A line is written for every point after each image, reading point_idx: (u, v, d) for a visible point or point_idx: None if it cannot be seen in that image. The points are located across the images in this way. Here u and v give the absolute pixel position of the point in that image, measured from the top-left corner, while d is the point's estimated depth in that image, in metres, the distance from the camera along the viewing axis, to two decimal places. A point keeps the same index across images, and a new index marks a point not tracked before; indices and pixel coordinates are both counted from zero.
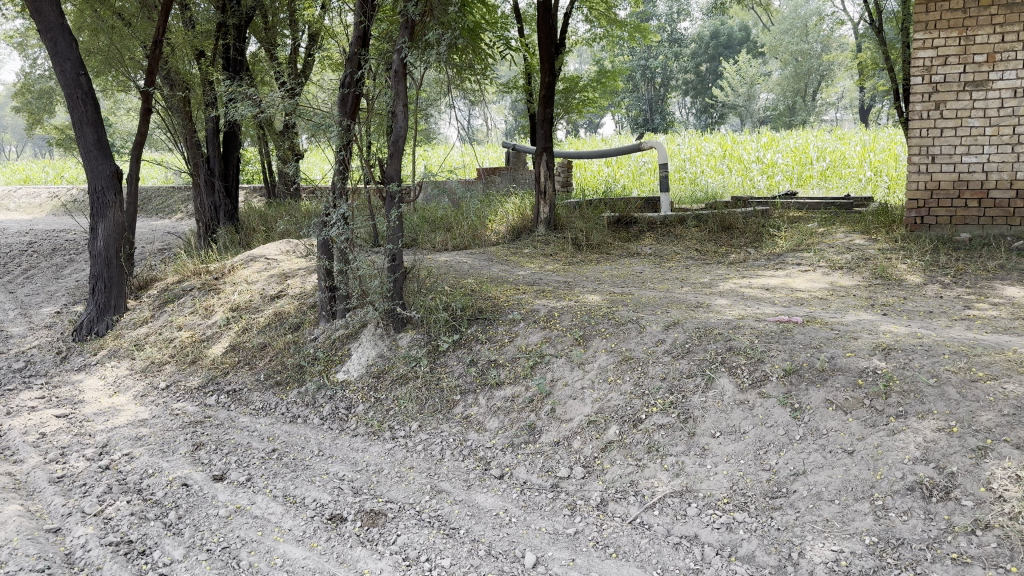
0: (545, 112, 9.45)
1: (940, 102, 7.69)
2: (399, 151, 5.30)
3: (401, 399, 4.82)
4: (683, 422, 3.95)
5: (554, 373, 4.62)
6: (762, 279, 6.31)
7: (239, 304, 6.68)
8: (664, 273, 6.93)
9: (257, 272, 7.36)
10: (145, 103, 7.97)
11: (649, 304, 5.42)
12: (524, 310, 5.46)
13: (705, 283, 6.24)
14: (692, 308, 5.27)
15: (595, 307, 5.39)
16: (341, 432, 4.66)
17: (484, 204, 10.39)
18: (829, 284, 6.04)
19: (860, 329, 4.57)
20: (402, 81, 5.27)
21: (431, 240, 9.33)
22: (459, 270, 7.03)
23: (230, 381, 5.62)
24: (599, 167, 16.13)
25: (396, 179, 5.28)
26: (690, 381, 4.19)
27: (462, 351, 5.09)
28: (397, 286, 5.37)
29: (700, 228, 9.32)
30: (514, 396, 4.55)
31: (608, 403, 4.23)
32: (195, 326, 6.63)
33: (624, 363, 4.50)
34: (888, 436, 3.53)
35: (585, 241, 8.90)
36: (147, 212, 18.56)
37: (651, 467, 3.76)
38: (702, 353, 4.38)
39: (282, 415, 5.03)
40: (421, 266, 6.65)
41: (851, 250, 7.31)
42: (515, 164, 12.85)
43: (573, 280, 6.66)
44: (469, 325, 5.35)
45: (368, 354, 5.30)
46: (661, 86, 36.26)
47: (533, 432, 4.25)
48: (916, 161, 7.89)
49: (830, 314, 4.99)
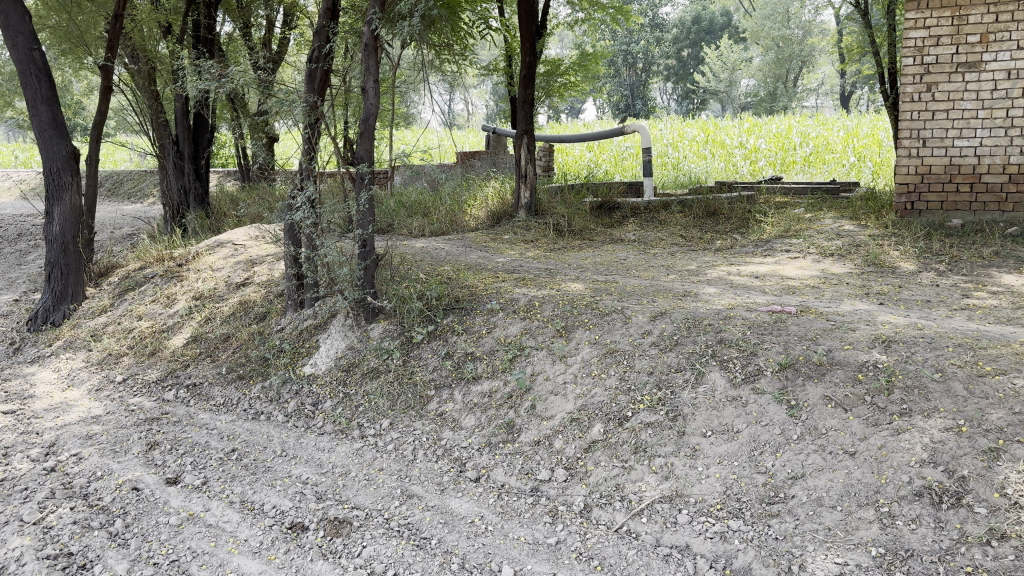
0: (525, 93, 9.12)
1: (931, 84, 7.45)
2: (370, 131, 4.93)
3: (371, 395, 4.53)
4: (672, 420, 3.68)
5: (534, 367, 4.34)
6: (751, 266, 6.06)
7: (202, 293, 6.34)
8: (650, 261, 6.65)
9: (223, 259, 7.00)
10: (105, 79, 7.53)
11: (635, 293, 5.15)
12: (503, 299, 5.17)
13: (692, 271, 5.98)
14: (680, 297, 5.00)
15: (578, 296, 5.11)
16: (307, 430, 4.36)
17: (463, 188, 10.07)
18: (820, 272, 5.80)
19: (857, 320, 4.32)
20: (373, 55, 4.89)
21: (408, 226, 9.00)
22: (436, 257, 6.70)
23: (190, 374, 5.29)
24: (581, 151, 15.82)
25: (367, 160, 4.93)
26: (679, 376, 3.93)
27: (437, 343, 4.80)
28: (369, 274, 5.04)
29: (684, 214, 9.07)
30: (491, 391, 4.27)
31: (592, 399, 3.95)
32: (156, 315, 6.27)
33: (609, 356, 4.22)
34: (892, 436, 3.29)
35: (567, 227, 8.61)
36: (119, 196, 18.05)
37: (639, 469, 3.49)
38: (692, 346, 4.11)
39: (243, 412, 4.72)
40: (394, 252, 6.33)
41: (841, 236, 7.08)
42: (495, 148, 12.52)
43: (555, 268, 6.37)
44: (445, 315, 5.05)
45: (337, 346, 4.99)
46: (642, 71, 35.97)
47: (512, 430, 3.97)
48: (907, 145, 7.66)
49: (824, 304, 4.74)
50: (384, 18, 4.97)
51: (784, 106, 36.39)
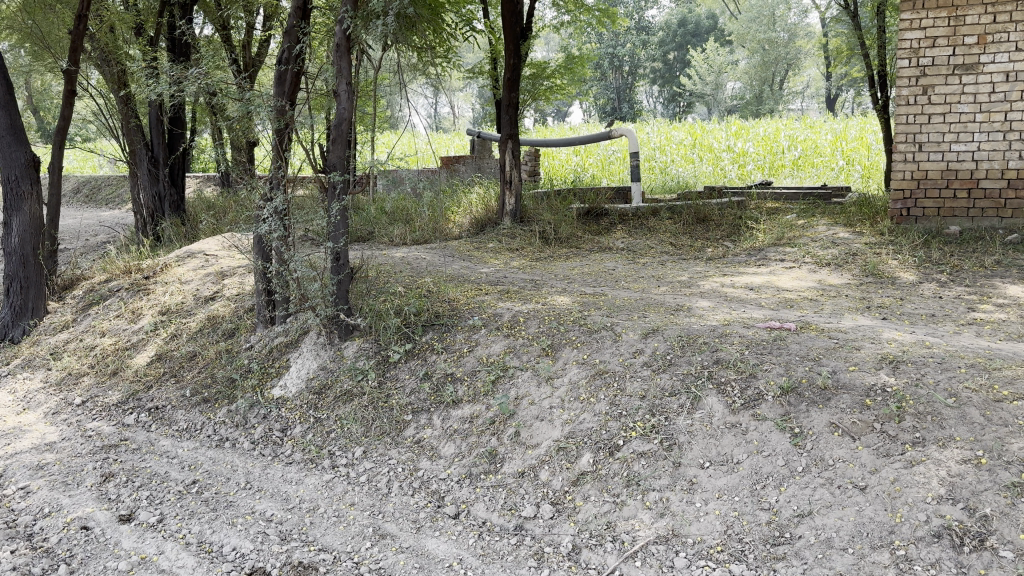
0: (510, 97, 8.87)
1: (927, 86, 7.25)
2: (342, 136, 4.63)
3: (344, 420, 4.23)
4: (667, 449, 3.40)
5: (518, 390, 4.05)
6: (744, 277, 5.81)
7: (169, 308, 6.03)
8: (640, 271, 6.39)
9: (193, 271, 6.68)
10: (69, 84, 7.19)
11: (626, 307, 4.88)
12: (486, 315, 4.88)
13: (684, 282, 5.73)
14: (672, 311, 4.74)
15: (565, 311, 4.83)
16: (274, 460, 4.07)
17: (446, 195, 9.78)
18: (817, 283, 5.56)
19: (861, 337, 4.06)
20: (344, 57, 4.61)
21: (389, 233, 8.70)
22: (415, 268, 6.42)
23: (153, 397, 4.97)
24: (567, 155, 15.57)
25: (340, 168, 4.66)
26: (673, 401, 3.65)
27: (415, 363, 4.50)
28: (342, 290, 4.74)
29: (673, 220, 8.83)
30: (472, 416, 3.98)
31: (581, 426, 3.67)
32: (120, 331, 5.95)
33: (598, 378, 3.94)
34: (905, 469, 3.04)
35: (553, 235, 8.35)
36: (97, 202, 17.65)
37: (631, 505, 3.21)
38: (687, 367, 3.84)
39: (207, 438, 4.42)
40: (372, 264, 6.04)
41: (837, 244, 6.84)
42: (479, 153, 12.24)
43: (541, 279, 6.10)
44: (424, 332, 4.76)
45: (309, 367, 4.69)
46: (629, 74, 35.79)
47: (494, 460, 3.68)
48: (902, 149, 7.44)
49: (824, 319, 4.48)
50: (359, 19, 4.71)
51: (770, 109, 36.36)
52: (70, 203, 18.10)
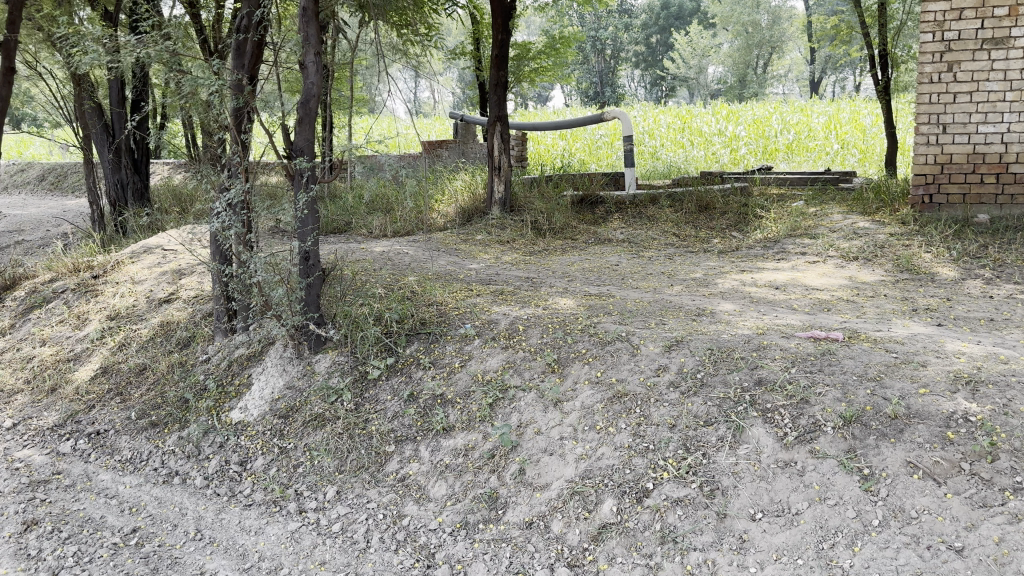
0: (497, 75, 8.16)
1: (953, 62, 6.65)
2: (309, 116, 3.90)
3: (315, 451, 3.58)
4: (709, 496, 2.78)
5: (521, 417, 3.40)
6: (766, 273, 5.21)
7: (118, 312, 5.33)
8: (646, 266, 5.77)
9: (148, 269, 5.97)
10: (6, 58, 6.40)
11: (640, 312, 4.26)
12: (479, 321, 4.24)
13: (699, 280, 5.11)
14: (694, 317, 4.13)
15: (570, 317, 4.20)
16: (231, 502, 3.42)
17: (428, 182, 9.11)
18: (849, 280, 4.97)
19: (923, 350, 3.47)
20: (311, 22, 3.86)
21: (368, 224, 8.01)
22: (397, 264, 5.76)
23: (94, 420, 4.29)
24: (554, 140, 14.92)
25: (307, 152, 3.97)
26: (710, 432, 3.03)
27: (398, 381, 3.85)
28: (312, 295, 4.07)
29: (674, 208, 8.22)
30: (466, 448, 3.34)
31: (598, 462, 3.05)
32: (62, 339, 5.24)
33: (617, 403, 3.31)
34: (1011, 526, 2.44)
35: (546, 225, 7.72)
36: (62, 190, 16.76)
37: (668, 569, 2.59)
38: (723, 390, 3.22)
39: (153, 473, 3.75)
40: (348, 262, 5.38)
41: (860, 234, 6.25)
42: (463, 137, 11.56)
43: (538, 277, 5.47)
44: (408, 343, 4.11)
45: (273, 385, 4.02)
46: (611, 58, 35.03)
47: (496, 505, 3.05)
48: (925, 130, 6.86)
49: (871, 326, 3.89)
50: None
51: (754, 93, 35.81)
52: (34, 191, 17.20)
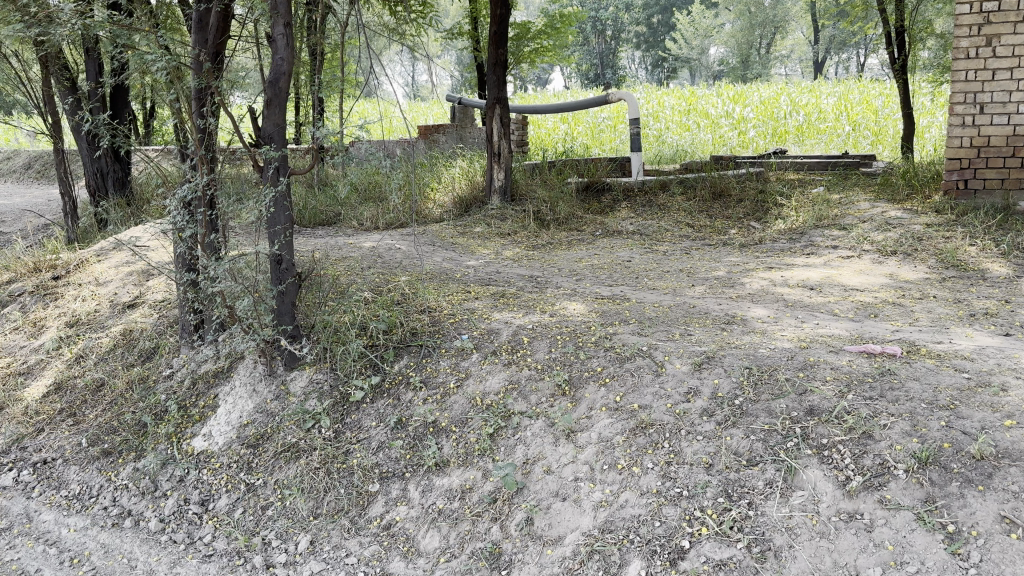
0: (497, 54, 7.60)
1: (991, 36, 6.08)
2: (280, 96, 3.35)
3: (287, 490, 3.08)
4: (759, 559, 2.27)
5: (528, 451, 2.88)
6: (796, 271, 4.69)
7: (78, 318, 4.81)
8: (661, 261, 5.27)
9: (114, 270, 5.45)
10: None
11: (660, 319, 3.74)
12: (478, 331, 3.73)
13: (722, 278, 4.61)
14: (723, 325, 3.62)
15: (582, 326, 3.69)
16: (188, 554, 2.92)
17: (425, 169, 8.58)
18: (890, 279, 4.45)
19: (1000, 368, 2.94)
20: None
21: (358, 215, 7.48)
22: (388, 262, 5.24)
23: (41, 446, 3.78)
24: (554, 123, 14.34)
25: (277, 140, 3.43)
26: (756, 476, 2.52)
27: (385, 404, 3.33)
28: (286, 305, 3.56)
29: (686, 196, 7.70)
30: (463, 489, 2.83)
31: (620, 512, 2.54)
32: (16, 348, 4.73)
33: (641, 435, 2.80)
34: None
35: (550, 215, 7.20)
36: (49, 179, 16.21)
37: None
38: (768, 421, 2.72)
39: (104, 514, 3.25)
40: (334, 263, 4.86)
41: (894, 225, 5.72)
42: (461, 121, 11.00)
43: (543, 275, 4.96)
44: (397, 357, 3.60)
45: (242, 409, 3.52)
46: (612, 39, 34.24)
47: (497, 563, 2.54)
48: (959, 111, 6.31)
49: (929, 336, 3.38)
50: None
51: (758, 74, 35.05)
52: (19, 180, 16.65)
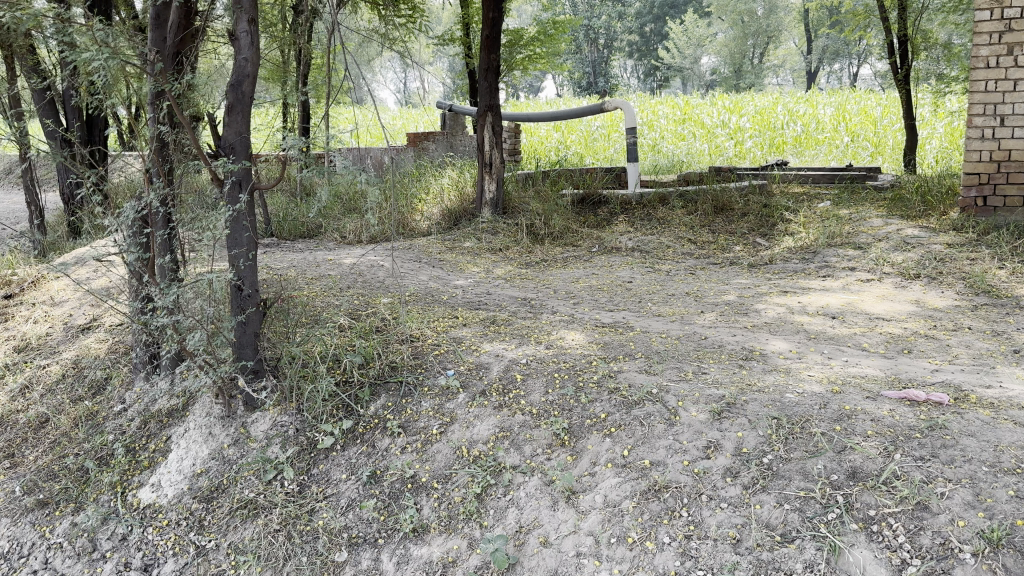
0: (490, 59, 7.20)
1: (1013, 44, 5.73)
2: (243, 101, 2.91)
3: (242, 556, 2.66)
4: None
5: (521, 517, 2.47)
6: (814, 296, 4.32)
7: (26, 342, 4.37)
8: (664, 282, 4.87)
9: (71, 288, 5.01)
10: None
11: (670, 353, 3.33)
12: (466, 366, 3.32)
13: (733, 304, 4.21)
14: (742, 361, 3.22)
15: (582, 360, 3.29)
16: None
17: (412, 178, 8.17)
18: (917, 308, 4.07)
19: None
20: None
21: (340, 227, 7.06)
22: (369, 281, 4.83)
23: None
24: (547, 132, 13.96)
25: (238, 150, 2.99)
26: (794, 557, 2.11)
27: (357, 452, 2.92)
28: (246, 338, 3.12)
29: (687, 209, 7.31)
30: (444, 562, 2.41)
31: None
32: None
33: (655, 500, 2.39)
34: None
35: (543, 229, 6.81)
36: None
37: None
38: (803, 486, 2.32)
39: None
40: (310, 286, 4.44)
41: (912, 244, 5.35)
42: (451, 129, 10.61)
43: (538, 298, 4.55)
44: (373, 396, 3.18)
45: (195, 456, 3.09)
46: (604, 47, 33.93)
47: None
48: (978, 123, 5.94)
49: (976, 378, 2.98)
50: None
51: (750, 84, 34.83)
52: None
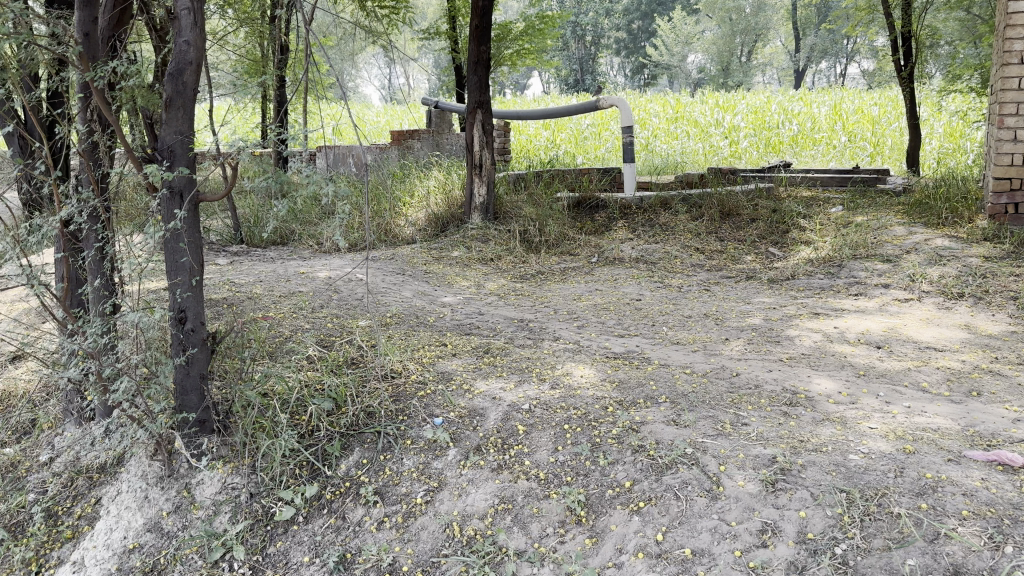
0: (479, 51, 6.64)
1: None
2: (182, 95, 2.33)
3: None
4: None
5: None
6: (850, 319, 3.82)
7: None
8: (677, 301, 4.36)
9: (7, 306, 4.41)
10: None
11: (700, 397, 2.81)
12: (457, 412, 2.78)
13: (759, 329, 3.70)
14: (787, 408, 2.71)
15: (597, 405, 2.76)
16: None
17: (396, 179, 7.61)
18: (969, 335, 3.57)
19: None
20: None
21: (317, 234, 6.51)
22: (347, 299, 4.28)
23: None
24: (536, 129, 13.41)
25: (179, 156, 2.41)
26: None
27: (324, 525, 2.38)
28: (190, 385, 2.57)
29: (691, 213, 6.81)
30: None
31: None
32: None
33: None
34: None
35: (537, 236, 6.30)
36: None
37: None
38: None
39: None
40: (276, 309, 3.90)
41: (945, 257, 4.86)
42: (437, 126, 10.04)
43: (538, 320, 4.02)
44: (346, 451, 2.64)
45: (128, 526, 2.54)
46: (592, 45, 33.43)
47: None
48: (1010, 123, 5.48)
49: None
50: None
51: (738, 82, 34.41)
52: None
